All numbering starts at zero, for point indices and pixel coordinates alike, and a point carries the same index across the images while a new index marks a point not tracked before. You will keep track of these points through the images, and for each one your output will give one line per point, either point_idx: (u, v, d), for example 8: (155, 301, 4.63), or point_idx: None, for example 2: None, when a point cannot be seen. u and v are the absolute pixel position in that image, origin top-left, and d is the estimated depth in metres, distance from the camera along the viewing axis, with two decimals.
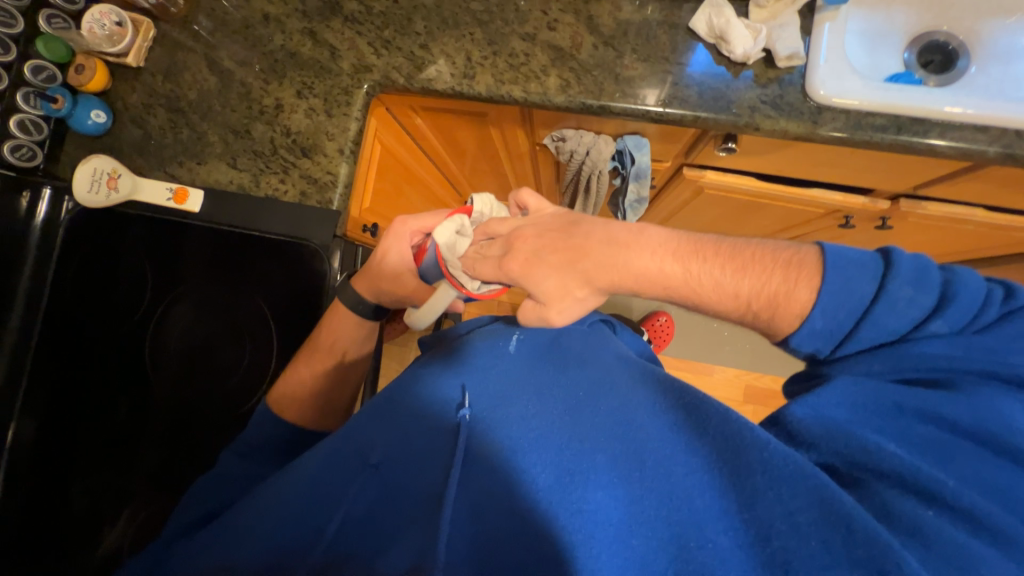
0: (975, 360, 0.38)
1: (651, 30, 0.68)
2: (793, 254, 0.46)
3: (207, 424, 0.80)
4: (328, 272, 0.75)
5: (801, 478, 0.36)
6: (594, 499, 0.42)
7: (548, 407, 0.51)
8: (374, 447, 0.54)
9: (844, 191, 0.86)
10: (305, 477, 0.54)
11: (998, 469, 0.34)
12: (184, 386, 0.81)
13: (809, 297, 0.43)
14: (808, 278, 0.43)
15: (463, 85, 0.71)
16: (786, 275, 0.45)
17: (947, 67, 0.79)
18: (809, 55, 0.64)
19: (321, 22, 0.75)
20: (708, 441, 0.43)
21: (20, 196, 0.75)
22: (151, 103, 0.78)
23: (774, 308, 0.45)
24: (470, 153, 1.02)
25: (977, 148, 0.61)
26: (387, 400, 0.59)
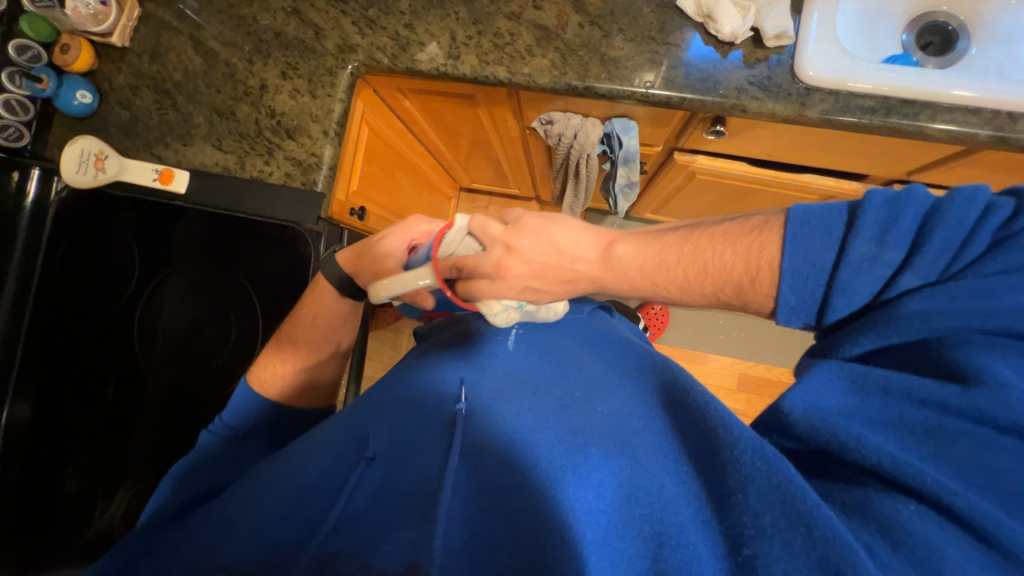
0: (968, 318, 0.33)
1: (638, 9, 0.67)
2: (754, 234, 0.44)
3: (196, 405, 0.81)
4: (313, 255, 0.76)
5: (769, 475, 0.34)
6: (586, 498, 0.41)
7: (546, 403, 0.51)
8: (370, 441, 0.50)
9: (837, 176, 0.85)
10: (291, 470, 0.50)
11: (1003, 454, 0.30)
12: (172, 368, 0.83)
13: (776, 255, 0.41)
14: (772, 237, 0.42)
15: (448, 66, 0.70)
16: (752, 237, 0.44)
17: (947, 48, 0.77)
18: (798, 35, 0.63)
19: (305, 1, 0.74)
20: (691, 441, 0.41)
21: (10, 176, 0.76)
22: (137, 84, 0.77)
23: (745, 275, 0.44)
24: (461, 136, 1.02)
25: (968, 131, 0.60)
26: (384, 393, 0.58)
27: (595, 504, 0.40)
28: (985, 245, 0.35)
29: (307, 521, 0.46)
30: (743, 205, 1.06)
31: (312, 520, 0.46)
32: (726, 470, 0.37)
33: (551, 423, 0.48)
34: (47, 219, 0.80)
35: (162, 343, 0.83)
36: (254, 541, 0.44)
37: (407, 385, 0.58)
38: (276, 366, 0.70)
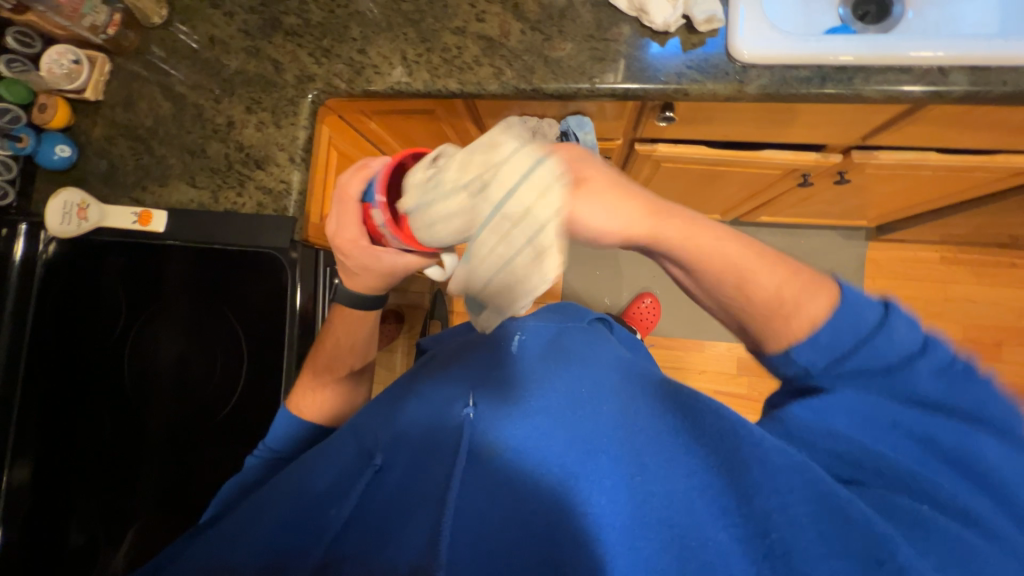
0: (967, 401, 0.37)
1: (576, 11, 0.70)
2: (813, 278, 0.44)
3: (195, 437, 0.83)
4: (289, 279, 0.78)
5: (802, 472, 0.36)
6: (601, 500, 0.41)
7: (555, 405, 0.52)
8: (379, 448, 0.52)
9: (796, 149, 0.87)
10: (297, 484, 0.52)
11: (983, 504, 0.35)
12: (169, 405, 0.85)
13: (828, 320, 0.41)
14: (830, 298, 0.42)
15: (402, 84, 0.73)
16: (814, 291, 0.42)
17: (884, 15, 0.79)
18: (728, 17, 0.65)
19: (263, 39, 0.78)
20: (704, 441, 0.42)
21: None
22: (113, 134, 0.81)
23: (783, 309, 0.43)
24: (431, 152, 1.05)
25: (903, 89, 0.62)
26: (397, 401, 0.59)
27: (609, 507, 0.41)
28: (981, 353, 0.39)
29: (320, 526, 0.46)
30: (715, 188, 1.08)
31: (324, 522, 0.46)
32: (746, 468, 0.38)
33: (559, 426, 0.49)
34: (35, 275, 0.82)
35: (158, 380, 0.85)
36: (266, 544, 0.46)
37: (413, 397, 0.59)
38: (311, 399, 0.70)
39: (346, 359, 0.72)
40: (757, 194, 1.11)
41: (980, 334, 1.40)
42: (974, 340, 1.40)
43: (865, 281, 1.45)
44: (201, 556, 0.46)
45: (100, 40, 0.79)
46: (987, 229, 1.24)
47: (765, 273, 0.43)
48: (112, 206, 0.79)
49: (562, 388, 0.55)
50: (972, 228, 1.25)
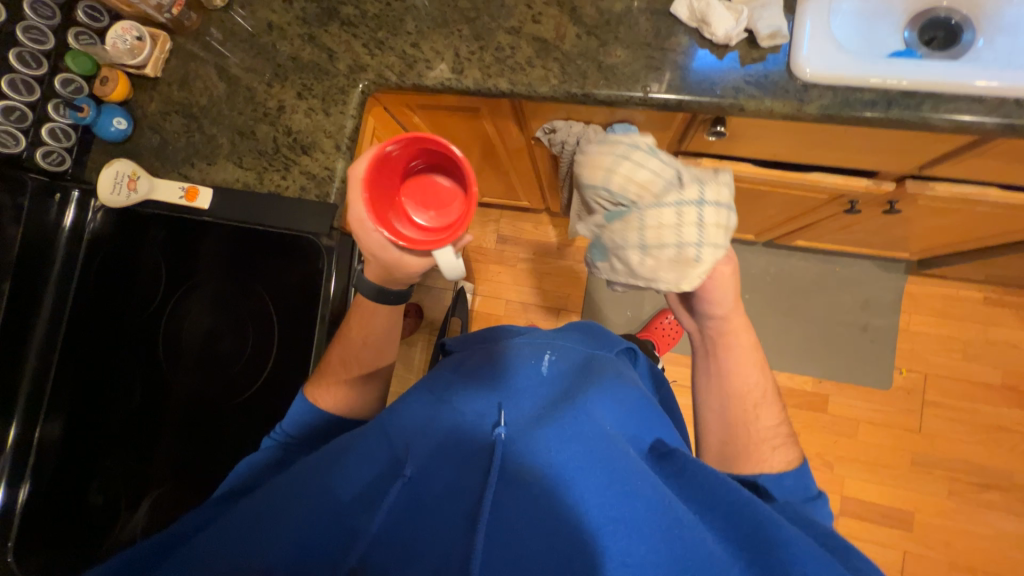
0: None
1: (634, 18, 0.69)
2: (785, 443, 0.64)
3: (215, 413, 0.84)
4: (325, 264, 0.79)
5: (817, 570, 0.42)
6: (637, 550, 0.41)
7: (593, 435, 0.49)
8: (408, 457, 0.50)
9: (845, 174, 0.84)
10: (320, 477, 0.50)
11: None
12: (194, 380, 0.86)
13: (789, 471, 0.60)
14: (788, 457, 0.62)
15: (452, 81, 0.73)
16: (778, 448, 0.63)
17: (951, 43, 0.76)
18: (792, 33, 0.63)
19: (319, 27, 0.80)
20: (730, 521, 0.46)
21: (51, 199, 0.82)
22: (167, 110, 0.83)
23: (760, 453, 0.63)
24: (470, 150, 1.05)
25: (974, 120, 0.59)
26: (426, 401, 0.56)
27: (648, 560, 0.41)
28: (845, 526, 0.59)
29: (350, 531, 0.45)
30: (753, 207, 1.05)
31: (354, 529, 0.45)
32: (771, 546, 0.43)
33: (595, 459, 0.46)
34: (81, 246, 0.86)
35: (184, 354, 0.87)
36: (293, 549, 0.44)
37: (436, 401, 0.56)
38: (330, 386, 0.71)
39: (373, 353, 0.74)
40: (797, 217, 1.07)
41: (1021, 381, 1.33)
42: (1014, 387, 1.34)
43: (901, 315, 1.40)
44: (224, 546, 0.45)
45: (164, 18, 0.81)
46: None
47: (765, 407, 0.67)
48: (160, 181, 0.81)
49: (598, 416, 0.52)
50: (1022, 270, 1.20)
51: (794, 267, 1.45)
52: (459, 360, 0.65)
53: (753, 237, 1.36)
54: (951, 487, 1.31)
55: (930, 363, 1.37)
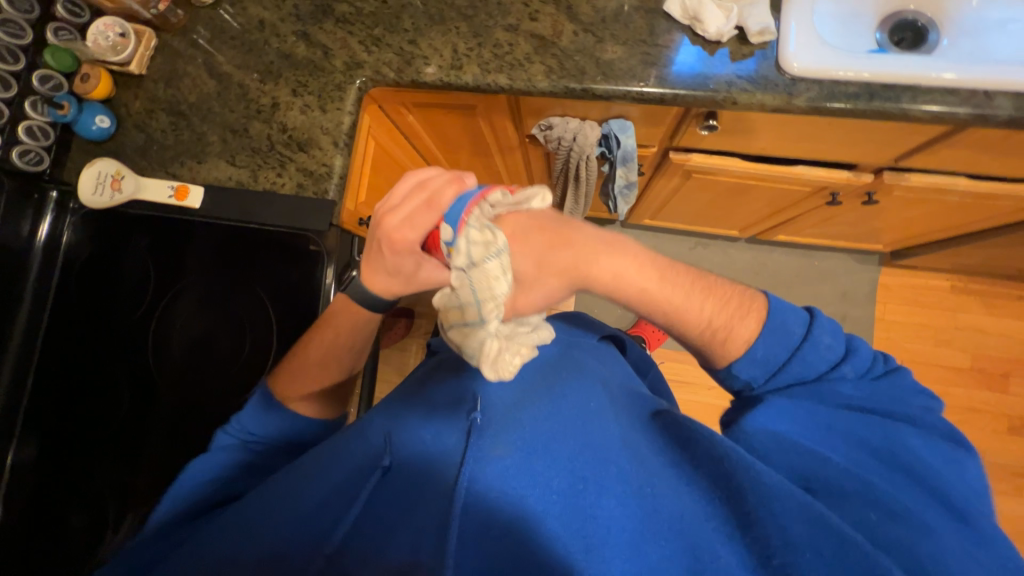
0: (877, 401, 0.45)
1: (628, 16, 0.71)
2: (745, 294, 0.52)
3: (204, 422, 0.81)
4: (323, 263, 0.78)
5: (790, 495, 0.38)
6: (608, 508, 0.42)
7: (563, 412, 0.51)
8: (383, 451, 0.50)
9: (827, 167, 0.88)
10: (296, 477, 0.50)
11: (929, 463, 0.40)
12: (180, 388, 0.82)
13: (762, 338, 0.49)
14: (759, 316, 0.50)
15: (450, 76, 0.74)
16: (747, 314, 0.50)
17: (919, 42, 0.81)
18: (779, 31, 0.67)
19: (313, 24, 0.79)
20: (705, 468, 0.44)
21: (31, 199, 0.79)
22: (153, 109, 0.81)
23: (726, 324, 0.50)
24: (463, 148, 1.05)
25: (948, 110, 0.63)
26: (401, 403, 0.58)
27: (619, 516, 0.42)
28: (881, 365, 0.48)
29: (326, 525, 0.45)
30: (739, 201, 1.09)
31: (324, 523, 0.45)
32: (744, 488, 0.40)
33: (566, 433, 0.48)
34: (59, 253, 0.83)
35: (169, 357, 0.83)
36: (269, 542, 0.44)
37: (416, 400, 0.57)
38: (290, 392, 0.67)
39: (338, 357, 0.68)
40: (780, 210, 1.12)
41: (988, 364, 1.41)
42: (982, 370, 1.41)
43: (876, 305, 1.46)
44: (197, 550, 0.45)
45: (149, 14, 0.79)
46: (1000, 260, 1.26)
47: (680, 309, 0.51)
48: (146, 180, 0.78)
49: (571, 395, 0.54)
50: (986, 259, 1.27)
51: (775, 262, 1.51)
52: (438, 364, 0.67)
53: (737, 232, 1.40)
54: None
55: (905, 351, 1.44)
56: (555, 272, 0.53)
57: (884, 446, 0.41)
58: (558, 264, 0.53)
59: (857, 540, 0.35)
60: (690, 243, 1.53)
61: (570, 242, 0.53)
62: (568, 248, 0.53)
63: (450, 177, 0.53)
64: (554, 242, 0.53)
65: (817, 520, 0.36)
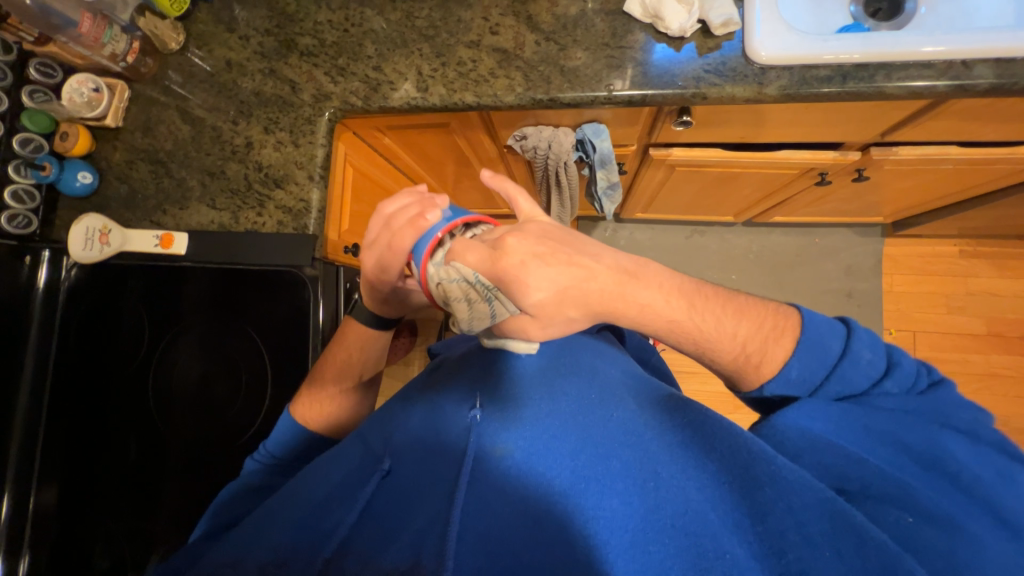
0: (920, 412, 0.45)
1: (589, 21, 0.70)
2: (775, 310, 0.52)
3: (212, 457, 0.82)
4: (311, 297, 0.78)
5: (811, 490, 0.37)
6: (610, 505, 0.41)
7: (566, 407, 0.49)
8: (387, 453, 0.50)
9: (813, 148, 0.86)
10: (305, 488, 0.50)
11: (979, 475, 0.39)
12: (188, 425, 0.83)
13: (797, 361, 0.48)
14: (792, 338, 0.49)
15: (418, 99, 0.73)
16: (781, 336, 0.50)
17: (896, 12, 0.79)
18: (744, 20, 0.65)
19: (279, 60, 0.79)
20: (715, 457, 0.43)
21: (22, 261, 0.81)
22: (133, 159, 0.82)
23: (759, 350, 0.50)
24: (443, 164, 1.05)
25: (926, 85, 0.61)
26: (405, 403, 0.57)
27: (622, 512, 0.41)
28: (925, 380, 0.48)
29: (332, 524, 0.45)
30: (729, 188, 1.07)
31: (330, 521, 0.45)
32: (759, 484, 0.39)
33: (569, 427, 0.47)
34: (59, 299, 0.84)
35: (178, 396, 0.84)
36: (278, 546, 0.44)
37: (419, 401, 0.56)
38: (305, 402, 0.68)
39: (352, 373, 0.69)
40: (772, 193, 1.09)
41: (1005, 328, 1.37)
42: (999, 334, 1.37)
43: (883, 278, 1.43)
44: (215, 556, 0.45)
45: (119, 68, 0.79)
46: (1007, 221, 1.22)
47: (715, 333, 0.50)
48: (131, 231, 0.80)
49: (574, 387, 0.52)
50: (993, 221, 1.23)
51: (776, 243, 1.48)
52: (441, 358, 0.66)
53: (732, 218, 1.38)
54: None
55: (918, 321, 1.40)
56: (577, 306, 0.49)
57: (923, 450, 0.41)
58: (584, 297, 0.48)
59: (875, 533, 0.35)
60: (686, 231, 1.51)
61: (592, 272, 0.48)
62: (595, 281, 0.48)
63: (414, 214, 0.52)
64: (579, 278, 0.48)
65: (837, 520, 0.36)
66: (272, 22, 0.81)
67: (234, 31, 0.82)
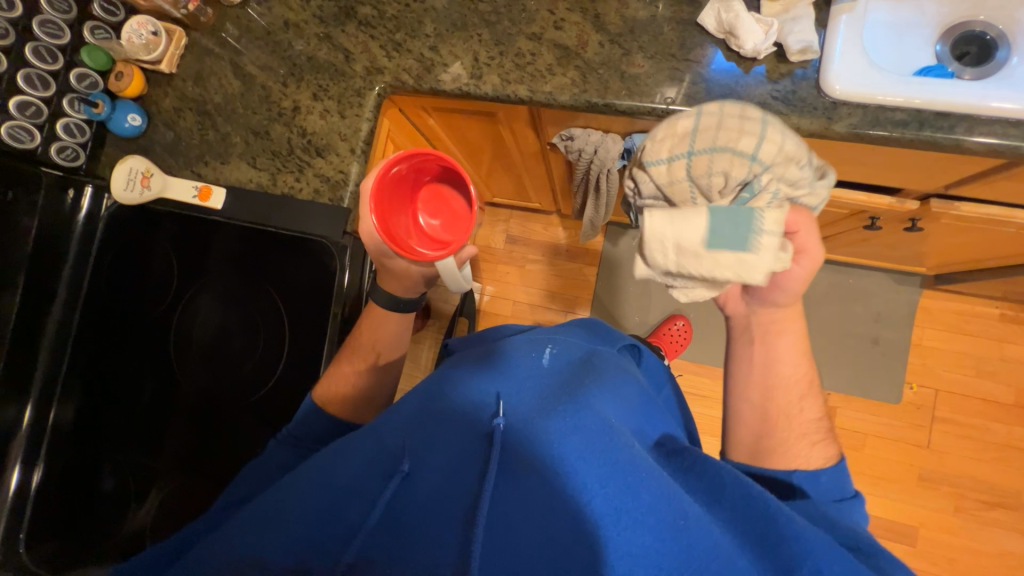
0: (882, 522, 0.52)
1: (658, 28, 0.67)
2: (825, 441, 0.59)
3: (221, 410, 0.84)
4: (337, 269, 0.79)
5: (843, 562, 0.40)
6: (642, 541, 0.39)
7: (592, 424, 0.47)
8: (403, 453, 0.49)
9: (869, 189, 0.82)
10: (320, 476, 0.49)
11: None
12: (204, 374, 0.85)
13: (827, 468, 0.55)
14: (830, 457, 0.57)
15: (470, 86, 0.72)
16: (821, 448, 0.58)
17: (984, 58, 0.74)
18: (823, 48, 0.62)
19: (336, 26, 0.78)
20: (727, 506, 0.44)
21: (66, 193, 0.82)
22: (181, 107, 0.83)
23: (798, 444, 0.58)
24: (483, 152, 1.04)
25: (1008, 144, 0.57)
26: (420, 401, 0.55)
27: (653, 548, 0.39)
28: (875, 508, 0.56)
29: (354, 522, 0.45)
30: None
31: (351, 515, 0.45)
32: (782, 538, 0.41)
33: (595, 447, 0.45)
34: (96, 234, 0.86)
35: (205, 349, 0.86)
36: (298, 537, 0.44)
37: (436, 398, 0.55)
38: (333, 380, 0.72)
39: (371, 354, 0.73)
40: (814, 229, 1.05)
41: None
42: None
43: (914, 329, 1.38)
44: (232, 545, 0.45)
45: (179, 14, 0.80)
46: None
47: (796, 388, 0.61)
48: (173, 178, 0.81)
49: (598, 404, 0.50)
50: None
51: (807, 277, 1.43)
52: (458, 357, 0.65)
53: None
54: (958, 504, 1.30)
55: (943, 379, 1.35)
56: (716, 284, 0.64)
57: None
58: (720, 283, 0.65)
59: None
60: None
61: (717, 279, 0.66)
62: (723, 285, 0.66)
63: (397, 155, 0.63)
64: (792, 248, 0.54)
65: None
66: None
67: None
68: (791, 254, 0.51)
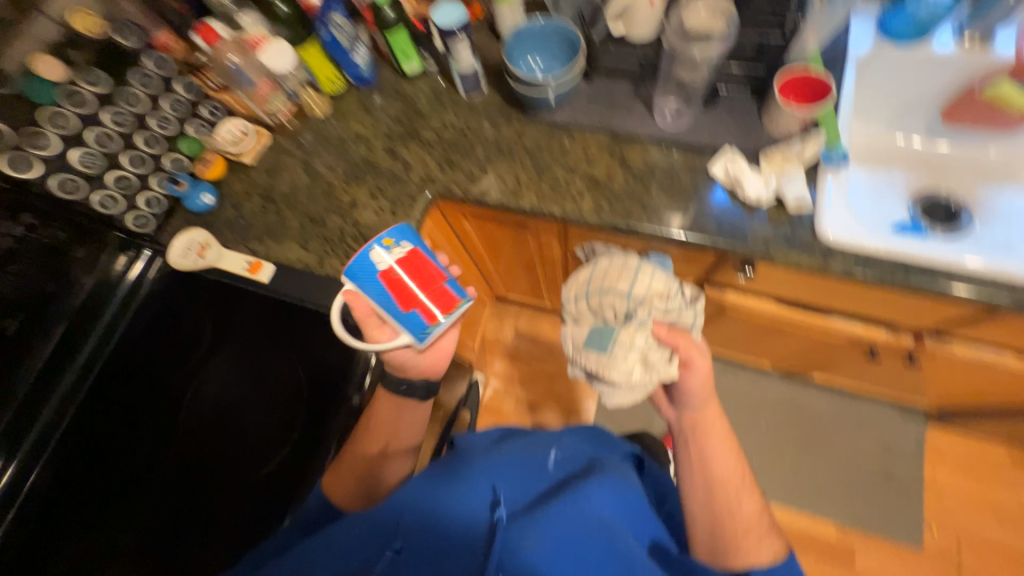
0: None
1: (675, 171, 0.79)
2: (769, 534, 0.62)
3: (213, 485, 0.81)
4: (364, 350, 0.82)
5: None
6: None
7: (584, 522, 0.51)
8: (398, 531, 0.52)
9: (865, 322, 0.88)
10: (330, 548, 0.54)
11: None
12: (199, 446, 0.83)
13: (779, 563, 0.59)
14: (774, 549, 0.60)
15: (511, 201, 0.83)
16: (766, 540, 0.61)
17: (953, 222, 0.85)
18: (816, 200, 0.72)
19: (400, 143, 0.92)
20: None
21: (121, 256, 0.88)
22: (250, 193, 0.93)
23: (748, 542, 0.60)
24: (507, 254, 1.13)
25: (991, 299, 0.66)
26: (433, 476, 0.59)
27: None
28: None
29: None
30: (774, 338, 1.08)
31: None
32: None
33: (581, 545, 0.50)
34: (135, 300, 0.89)
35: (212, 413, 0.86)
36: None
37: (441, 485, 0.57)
38: (338, 478, 0.70)
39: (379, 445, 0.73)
40: (816, 354, 1.10)
41: None
42: None
43: (925, 466, 1.35)
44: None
45: (270, 120, 0.94)
46: None
47: (733, 488, 0.64)
48: (228, 251, 0.88)
49: (597, 498, 0.54)
50: None
51: (811, 400, 1.44)
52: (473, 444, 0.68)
53: (770, 365, 1.37)
54: None
55: (962, 527, 1.29)
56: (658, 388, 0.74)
57: None
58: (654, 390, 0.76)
59: None
60: (721, 367, 1.49)
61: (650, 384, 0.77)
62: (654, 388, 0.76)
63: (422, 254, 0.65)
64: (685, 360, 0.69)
65: None
66: (403, 113, 0.95)
67: (370, 113, 0.97)
68: (672, 366, 0.69)
